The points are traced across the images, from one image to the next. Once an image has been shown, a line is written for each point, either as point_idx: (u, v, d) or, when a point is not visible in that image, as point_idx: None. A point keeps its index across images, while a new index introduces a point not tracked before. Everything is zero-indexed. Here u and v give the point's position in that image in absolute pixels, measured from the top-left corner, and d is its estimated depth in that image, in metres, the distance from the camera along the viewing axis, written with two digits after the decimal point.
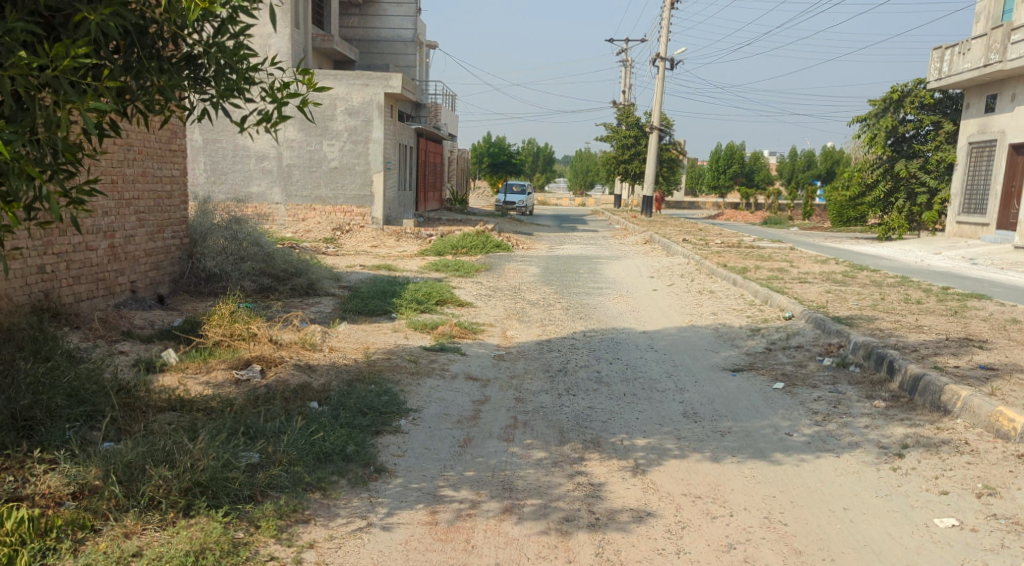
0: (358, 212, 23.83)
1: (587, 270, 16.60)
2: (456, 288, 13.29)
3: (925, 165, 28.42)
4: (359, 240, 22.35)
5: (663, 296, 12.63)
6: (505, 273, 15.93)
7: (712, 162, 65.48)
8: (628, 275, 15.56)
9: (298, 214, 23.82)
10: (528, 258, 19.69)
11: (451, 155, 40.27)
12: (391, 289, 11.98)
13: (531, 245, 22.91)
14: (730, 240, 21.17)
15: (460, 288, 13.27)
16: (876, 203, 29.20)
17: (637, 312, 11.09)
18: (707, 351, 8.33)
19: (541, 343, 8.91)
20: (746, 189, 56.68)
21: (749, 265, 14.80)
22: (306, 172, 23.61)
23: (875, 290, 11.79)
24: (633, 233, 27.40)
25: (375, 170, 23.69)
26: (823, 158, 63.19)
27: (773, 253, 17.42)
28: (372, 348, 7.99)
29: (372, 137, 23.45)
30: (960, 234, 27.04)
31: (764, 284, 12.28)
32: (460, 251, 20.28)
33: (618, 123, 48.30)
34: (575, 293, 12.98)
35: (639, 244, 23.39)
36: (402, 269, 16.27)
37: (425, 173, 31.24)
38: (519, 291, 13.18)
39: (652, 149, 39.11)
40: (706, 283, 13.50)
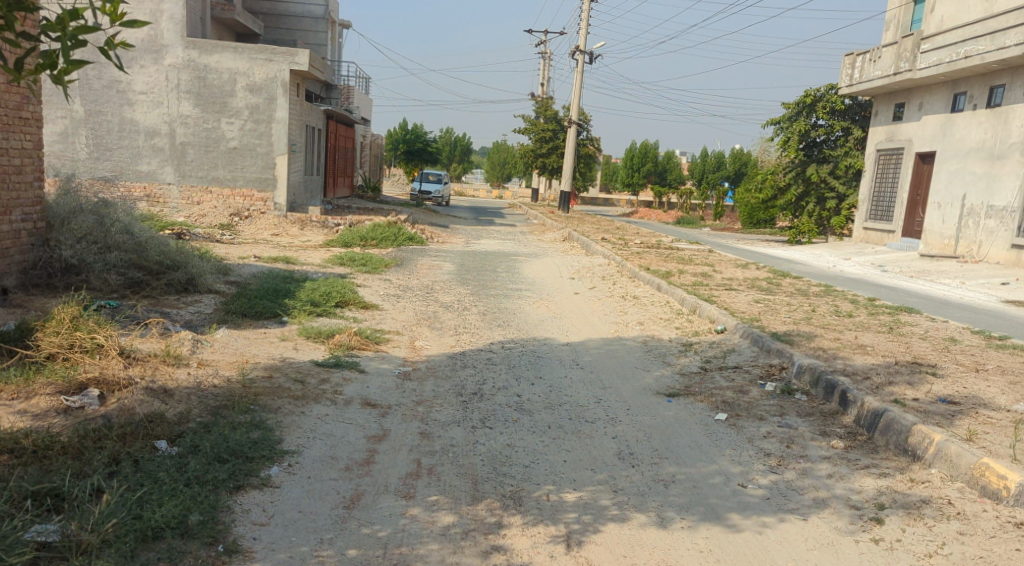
0: (259, 197, 22.19)
1: (503, 269, 15.60)
2: (360, 286, 12.07)
3: (834, 171, 28.26)
4: (259, 228, 20.65)
5: (584, 302, 11.69)
6: (416, 270, 14.78)
7: (626, 160, 65.57)
8: (543, 276, 14.55)
9: (192, 197, 22.03)
10: (441, 252, 18.61)
11: (364, 140, 38.62)
12: (287, 286, 10.74)
13: (444, 238, 21.78)
14: (649, 241, 20.56)
15: (362, 286, 12.05)
16: (788, 206, 29.56)
17: (559, 321, 10.12)
18: (638, 370, 7.46)
19: (451, 357, 7.85)
20: (660, 187, 56.85)
21: (672, 268, 14.10)
22: (201, 152, 21.85)
23: (805, 300, 11.20)
24: (550, 229, 26.56)
25: (279, 153, 22.10)
26: (733, 160, 64.08)
27: (695, 256, 16.83)
28: (251, 363, 6.80)
29: (275, 117, 21.86)
30: (866, 240, 26.39)
31: (690, 290, 11.58)
32: (368, 243, 19.00)
33: (536, 116, 47.50)
34: (490, 295, 11.95)
35: (556, 241, 22.57)
36: (304, 262, 14.91)
37: (334, 158, 29.60)
38: (430, 292, 12.07)
39: (570, 144, 38.40)
40: (629, 287, 12.69)
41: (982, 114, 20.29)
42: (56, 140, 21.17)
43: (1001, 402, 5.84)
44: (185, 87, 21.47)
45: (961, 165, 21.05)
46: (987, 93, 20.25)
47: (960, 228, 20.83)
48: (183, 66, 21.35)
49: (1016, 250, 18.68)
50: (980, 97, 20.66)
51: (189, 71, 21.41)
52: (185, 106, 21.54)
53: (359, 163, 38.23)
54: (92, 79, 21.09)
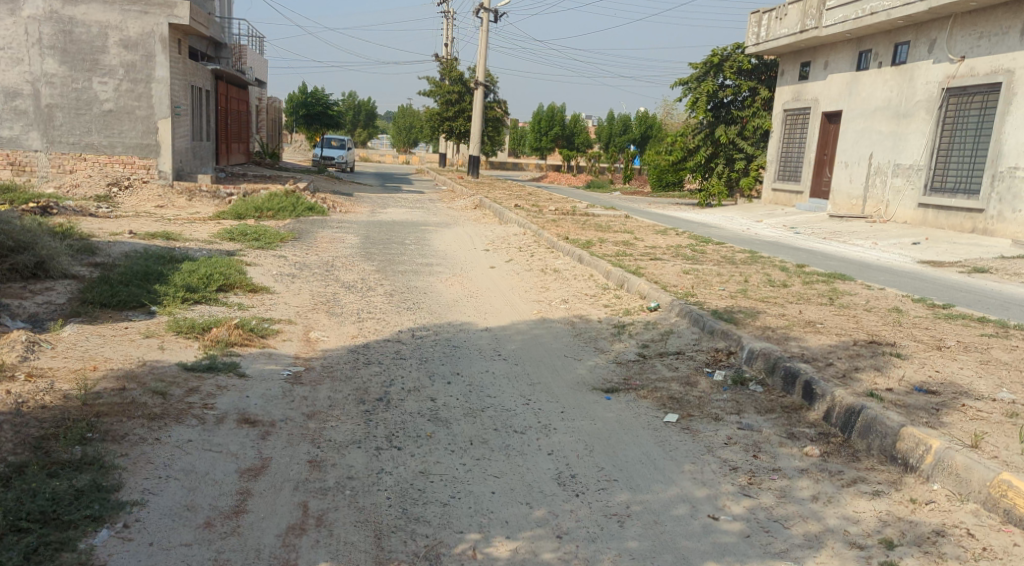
0: (141, 164, 20.12)
1: (413, 241, 14.36)
2: (247, 264, 10.69)
3: (741, 132, 27.55)
4: (141, 200, 18.37)
5: (499, 278, 10.60)
6: (316, 244, 13.42)
7: (534, 123, 64.45)
8: (451, 250, 13.30)
9: (63, 165, 19.76)
10: (343, 223, 17.25)
11: (259, 104, 36.30)
12: (164, 266, 9.34)
13: (349, 208, 20.34)
14: (564, 207, 19.64)
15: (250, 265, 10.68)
16: (697, 168, 28.44)
17: (474, 301, 9.00)
18: (569, 361, 6.53)
19: (352, 352, 6.71)
20: (569, 151, 56.07)
21: (593, 236, 13.19)
22: (72, 115, 19.59)
23: (736, 267, 10.46)
24: (461, 196, 25.35)
25: (161, 116, 20.09)
26: (639, 122, 63.74)
27: (615, 223, 15.99)
28: (99, 370, 5.52)
29: (155, 76, 19.85)
30: (775, 202, 26.04)
31: (614, 260, 10.71)
32: (264, 214, 17.43)
33: (440, 78, 45.84)
34: (397, 272, 10.78)
35: (467, 208, 21.40)
36: (191, 236, 13.36)
37: (225, 122, 27.45)
38: (330, 269, 10.80)
39: (477, 106, 37.11)
40: (548, 259, 11.71)
41: (887, 73, 20.05)
42: None
43: (982, 388, 5.16)
44: (48, 42, 19.17)
45: (868, 124, 20.83)
46: (892, 51, 19.98)
47: (868, 186, 20.64)
48: (45, 18, 19.04)
49: (922, 208, 18.56)
50: (885, 55, 20.39)
51: (52, 24, 19.11)
52: (50, 63, 19.26)
53: (256, 128, 35.91)
54: None
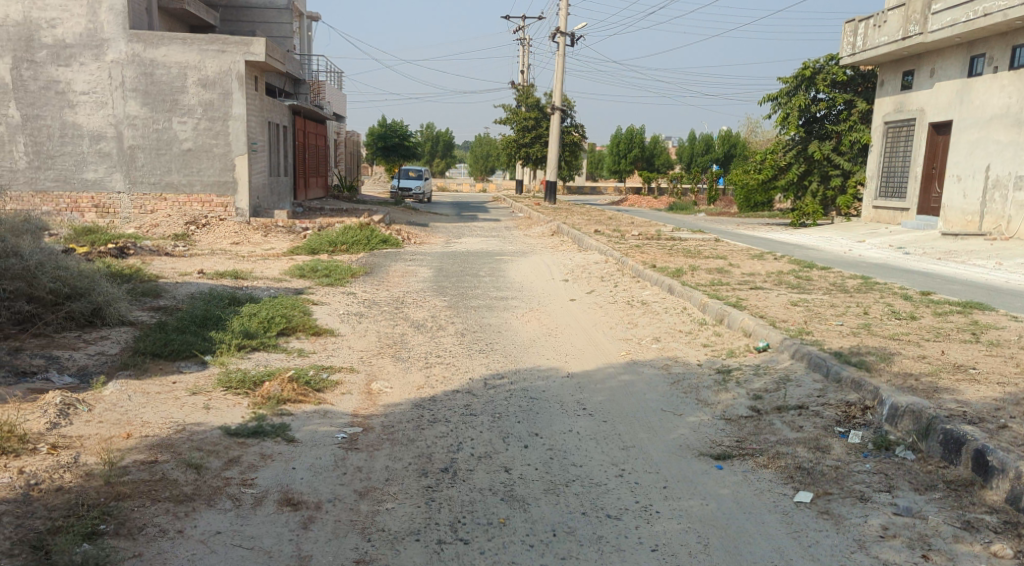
0: (219, 202, 20.12)
1: (489, 272, 13.60)
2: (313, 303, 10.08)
3: (837, 147, 25.97)
4: (218, 237, 18.28)
5: (582, 313, 9.66)
6: (388, 279, 12.80)
7: (611, 146, 63.36)
8: (529, 281, 12.43)
9: (144, 206, 19.92)
10: (418, 255, 16.68)
11: (338, 137, 36.49)
12: (226, 308, 8.81)
13: (424, 239, 19.84)
14: (648, 232, 18.63)
15: (315, 303, 10.04)
16: (789, 187, 26.98)
17: (556, 342, 8.10)
18: (667, 418, 5.55)
19: (416, 408, 5.87)
20: (648, 174, 54.80)
21: (682, 264, 12.16)
22: (153, 155, 19.70)
23: (848, 296, 9.29)
24: (539, 223, 24.58)
25: (238, 153, 20.04)
26: (720, 141, 61.93)
27: (705, 249, 14.89)
28: (133, 437, 4.79)
29: (232, 113, 19.81)
30: (877, 220, 24.40)
31: (710, 291, 9.70)
32: (338, 249, 17.04)
33: (517, 104, 45.49)
34: (472, 308, 10.00)
35: (545, 236, 20.60)
36: (261, 274, 12.92)
37: (303, 156, 27.48)
38: (400, 307, 10.10)
39: (554, 131, 36.44)
40: (635, 291, 10.75)
41: (1003, 78, 18.43)
42: None
43: None
44: (130, 84, 19.36)
45: (982, 135, 19.17)
46: (1008, 55, 18.36)
47: (985, 201, 18.95)
48: (127, 61, 19.25)
49: None
50: (1000, 60, 18.77)
51: (134, 67, 19.30)
52: (132, 105, 19.43)
53: (334, 161, 36.05)
54: (27, 80, 18.96)
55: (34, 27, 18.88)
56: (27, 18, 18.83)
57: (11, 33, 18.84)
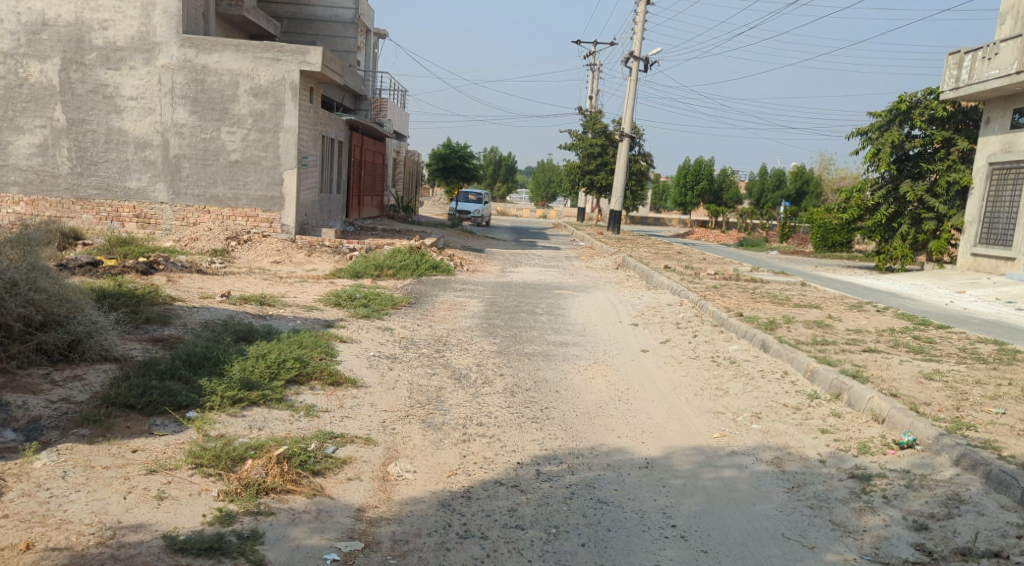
0: (264, 218, 18.99)
1: (546, 309, 12.05)
2: (336, 340, 8.64)
3: (932, 187, 23.94)
4: (258, 255, 17.16)
5: (656, 370, 8.04)
6: (432, 313, 11.34)
7: (678, 177, 61.76)
8: (592, 324, 10.85)
9: (186, 218, 18.92)
10: (469, 284, 15.24)
11: (398, 157, 35.53)
12: (236, 346, 7.45)
13: (477, 266, 18.42)
14: (724, 271, 16.88)
15: (341, 341, 8.60)
16: (876, 229, 24.97)
17: (629, 411, 6.47)
18: (794, 553, 3.93)
19: (440, 511, 4.31)
20: (716, 207, 52.92)
21: (772, 313, 10.43)
22: (198, 165, 18.74)
23: (993, 369, 7.48)
24: (602, 255, 23.01)
25: (287, 166, 18.90)
26: (793, 177, 59.89)
27: (794, 295, 13.11)
28: (33, 552, 3.54)
29: (283, 125, 18.72)
30: (976, 269, 22.33)
31: (816, 352, 7.98)
32: (383, 273, 15.75)
33: (583, 130, 44.11)
34: (526, 356, 8.45)
35: (608, 269, 19.00)
36: (293, 300, 11.60)
37: (359, 174, 26.45)
38: (439, 350, 8.60)
39: (621, 159, 34.97)
40: (719, 347, 9.08)
41: None
42: (35, 153, 18.46)
43: None
44: (180, 90, 18.46)
45: None
46: None
47: None
48: (178, 67, 18.39)
49: None
50: None
51: (184, 73, 18.42)
52: (180, 113, 18.53)
53: (393, 181, 35.02)
54: (74, 82, 18.21)
55: (86, 28, 18.16)
56: (79, 18, 18.11)
57: (62, 33, 18.13)
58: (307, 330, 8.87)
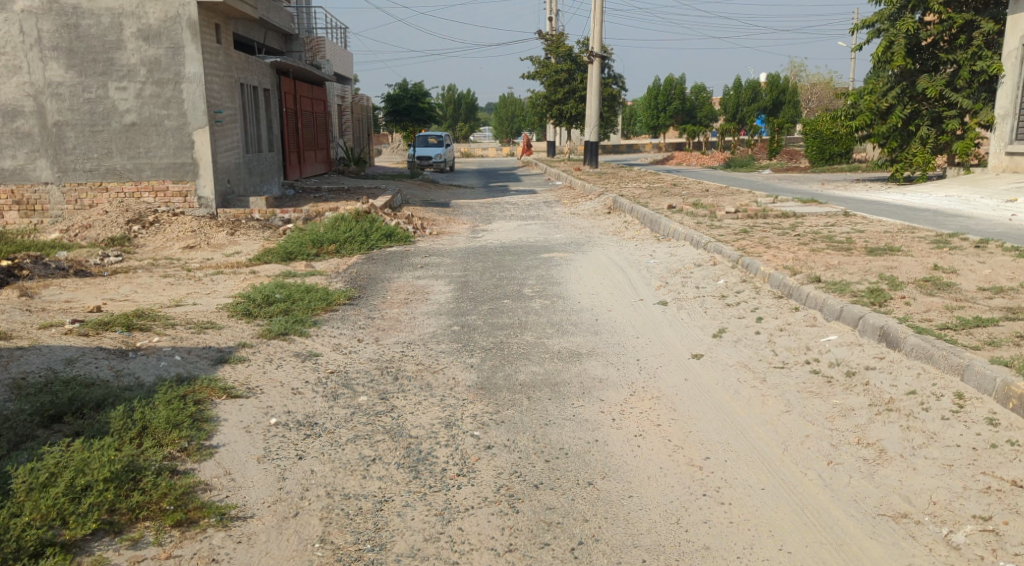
0: (176, 191, 15.44)
1: (538, 291, 8.95)
2: (216, 399, 5.40)
3: (951, 81, 21.28)
4: (169, 240, 13.78)
5: (735, 402, 4.99)
6: (381, 314, 8.16)
7: (648, 99, 58.16)
8: (604, 310, 7.76)
9: (80, 199, 15.29)
10: (433, 254, 12.12)
11: (343, 103, 31.74)
12: (25, 448, 4.25)
13: (442, 227, 15.30)
14: (743, 206, 13.85)
15: (226, 401, 5.34)
16: (891, 134, 22.04)
17: (740, 536, 3.42)
18: None
19: None
20: (691, 128, 49.78)
21: (859, 272, 7.39)
22: (86, 133, 15.05)
23: None
24: (585, 196, 19.93)
25: (196, 125, 15.27)
26: (768, 88, 56.50)
27: (854, 236, 10.11)
28: None
29: (185, 74, 15.03)
30: (1013, 169, 20.38)
31: (992, 349, 4.92)
32: (324, 249, 12.64)
33: (546, 55, 40.42)
34: (525, 397, 5.33)
35: (597, 217, 15.94)
36: (188, 311, 8.32)
37: (296, 127, 22.89)
38: (383, 398, 5.44)
39: (592, 83, 31.36)
40: (808, 342, 6.02)
41: None
42: None
43: None
44: (48, 41, 14.63)
45: None
46: None
47: None
48: (42, 10, 14.53)
49: None
50: None
51: (51, 18, 14.57)
52: (54, 69, 14.69)
53: (341, 131, 31.28)
54: None
55: None
56: None
57: None
58: (177, 385, 5.61)
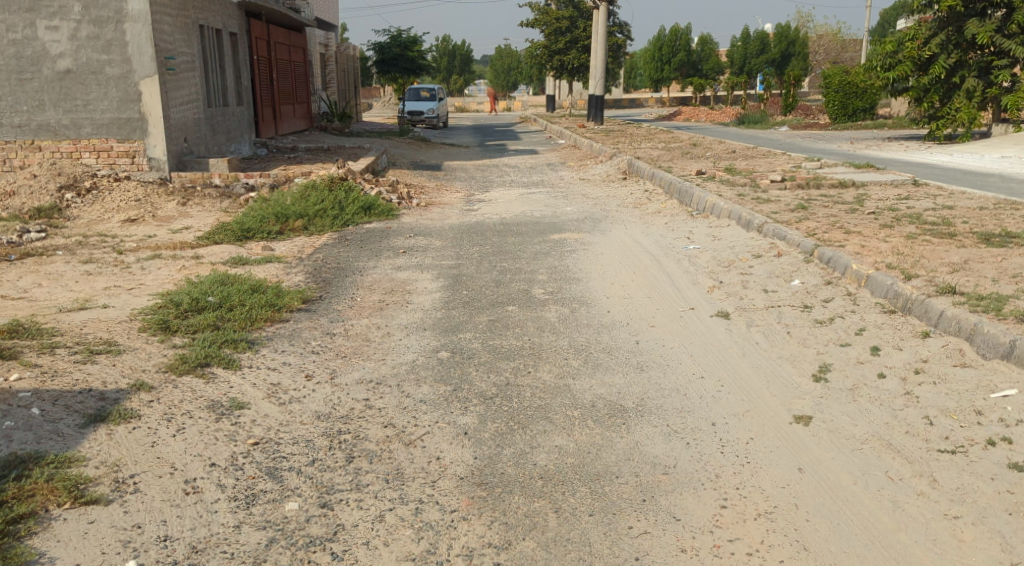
0: (121, 151, 13.00)
1: (553, 295, 6.93)
2: (50, 511, 3.31)
3: (1002, 26, 18.84)
4: (107, 212, 11.58)
5: (904, 536, 3.05)
6: (345, 329, 6.11)
7: (652, 52, 55.45)
8: (646, 332, 5.76)
9: (8, 159, 12.94)
10: (420, 234, 10.04)
11: (327, 53, 29.27)
12: None
13: (432, 196, 13.19)
14: (787, 173, 11.74)
15: (66, 519, 3.26)
16: (933, 86, 19.93)
17: None
18: None
19: None
20: (697, 81, 47.27)
21: (1004, 278, 5.32)
22: (12, 82, 12.66)
23: None
24: (595, 158, 17.76)
25: (144, 74, 12.75)
26: (777, 40, 53.77)
27: (946, 216, 8.04)
28: None
29: (127, 11, 12.51)
30: None
31: None
32: (290, 225, 10.57)
33: (547, 3, 37.81)
34: (550, 509, 3.34)
35: (611, 184, 13.83)
36: (86, 323, 6.18)
37: (271, 80, 20.57)
38: (323, 510, 3.39)
39: (598, 31, 28.90)
40: (974, 401, 3.99)
41: None
42: None
43: None
44: None
45: None
46: None
47: None
48: None
49: None
50: None
51: None
52: None
53: (324, 84, 28.87)
54: None
55: None
56: None
57: None
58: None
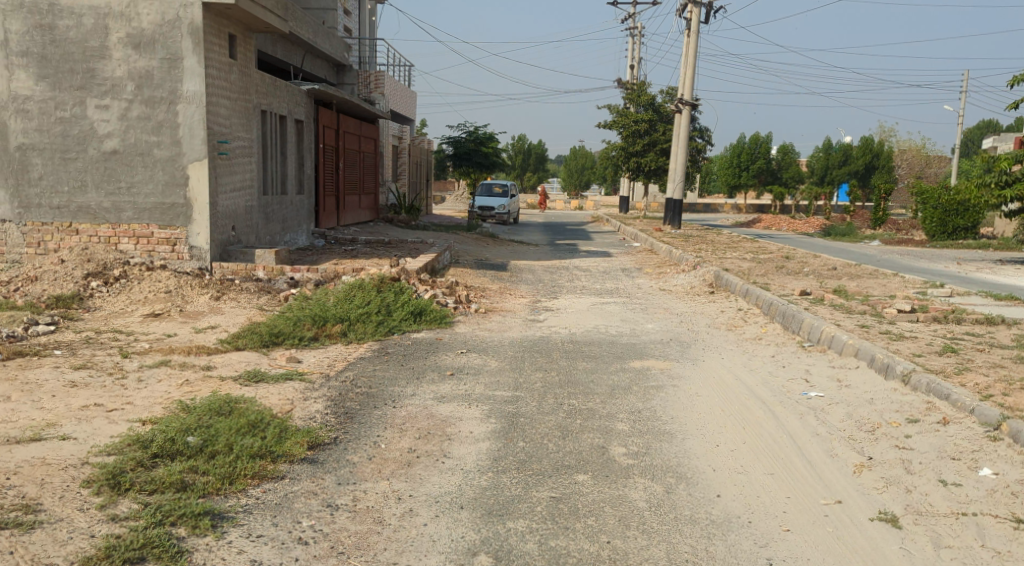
0: (162, 238, 11.74)
1: (640, 460, 5.15)
2: None
3: None
4: (132, 305, 10.33)
5: None
6: (353, 501, 4.45)
7: (729, 158, 54.21)
8: (778, 545, 3.97)
9: (42, 242, 11.78)
10: (471, 350, 8.46)
11: (399, 144, 28.64)
12: None
13: (492, 301, 11.69)
14: (913, 301, 9.86)
15: None
16: None
17: None
18: None
19: None
20: (777, 189, 45.63)
21: None
22: (55, 161, 11.60)
23: None
24: (675, 265, 16.09)
25: (193, 158, 11.56)
26: (860, 151, 51.98)
27: None
28: None
29: (182, 92, 11.42)
30: None
31: None
32: (326, 329, 9.16)
33: (626, 103, 37.03)
34: None
35: (697, 298, 12.09)
36: (19, 468, 4.63)
37: (337, 167, 19.72)
38: None
39: (680, 134, 27.65)
40: None
41: None
42: None
43: None
44: (16, 44, 11.38)
45: None
46: None
47: None
48: (12, 7, 11.32)
49: None
50: None
51: (22, 16, 11.33)
52: (22, 79, 11.40)
53: (394, 174, 28.17)
54: None
55: None
56: None
57: None
58: None
